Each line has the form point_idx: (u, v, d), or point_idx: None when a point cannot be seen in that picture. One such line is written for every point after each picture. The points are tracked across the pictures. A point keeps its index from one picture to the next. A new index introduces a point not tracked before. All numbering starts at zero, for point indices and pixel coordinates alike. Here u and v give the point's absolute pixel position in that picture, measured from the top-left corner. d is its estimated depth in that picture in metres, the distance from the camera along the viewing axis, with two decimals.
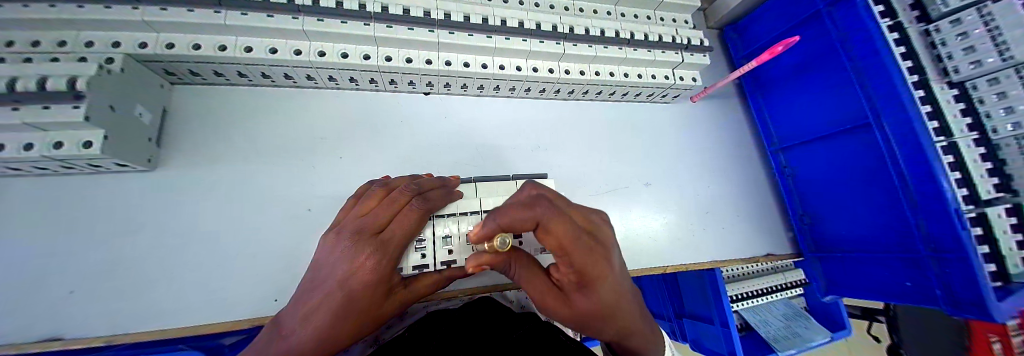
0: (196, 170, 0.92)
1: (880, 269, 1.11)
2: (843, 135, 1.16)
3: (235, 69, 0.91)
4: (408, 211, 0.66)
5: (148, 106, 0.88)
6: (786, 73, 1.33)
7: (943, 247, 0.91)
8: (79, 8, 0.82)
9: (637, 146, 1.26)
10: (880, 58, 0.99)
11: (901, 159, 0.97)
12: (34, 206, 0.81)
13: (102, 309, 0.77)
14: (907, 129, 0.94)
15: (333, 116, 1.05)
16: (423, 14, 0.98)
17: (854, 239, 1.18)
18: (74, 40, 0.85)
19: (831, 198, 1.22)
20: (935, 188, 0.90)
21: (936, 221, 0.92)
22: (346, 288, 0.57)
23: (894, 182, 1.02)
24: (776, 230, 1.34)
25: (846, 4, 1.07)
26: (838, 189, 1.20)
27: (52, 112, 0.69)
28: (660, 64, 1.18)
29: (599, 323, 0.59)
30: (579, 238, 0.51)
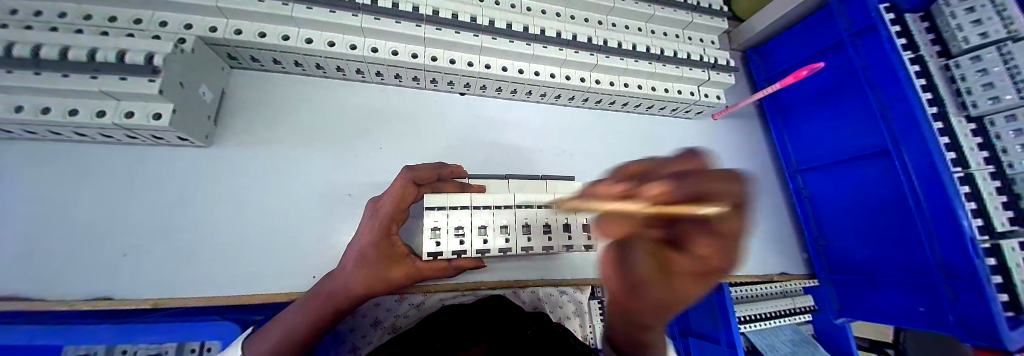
0: (247, 148, 0.98)
1: (891, 294, 1.12)
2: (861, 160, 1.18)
3: (292, 58, 0.98)
4: (402, 187, 0.72)
5: (211, 86, 0.94)
6: (804, 98, 1.38)
7: (956, 274, 0.94)
8: None
9: (658, 158, 1.30)
10: (903, 89, 1.02)
11: (916, 186, 0.99)
12: (94, 169, 0.86)
13: (146, 273, 0.81)
14: (925, 158, 0.97)
15: (374, 108, 1.11)
16: (469, 19, 1.05)
17: (867, 262, 1.19)
18: (150, 19, 0.91)
19: (845, 220, 1.24)
20: (952, 218, 0.92)
21: (952, 248, 0.93)
22: (360, 259, 0.68)
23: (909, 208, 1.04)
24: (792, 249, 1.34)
25: (873, 36, 1.12)
26: (853, 212, 1.22)
27: (126, 82, 0.74)
28: (687, 81, 1.23)
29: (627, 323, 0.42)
30: (663, 263, 0.25)
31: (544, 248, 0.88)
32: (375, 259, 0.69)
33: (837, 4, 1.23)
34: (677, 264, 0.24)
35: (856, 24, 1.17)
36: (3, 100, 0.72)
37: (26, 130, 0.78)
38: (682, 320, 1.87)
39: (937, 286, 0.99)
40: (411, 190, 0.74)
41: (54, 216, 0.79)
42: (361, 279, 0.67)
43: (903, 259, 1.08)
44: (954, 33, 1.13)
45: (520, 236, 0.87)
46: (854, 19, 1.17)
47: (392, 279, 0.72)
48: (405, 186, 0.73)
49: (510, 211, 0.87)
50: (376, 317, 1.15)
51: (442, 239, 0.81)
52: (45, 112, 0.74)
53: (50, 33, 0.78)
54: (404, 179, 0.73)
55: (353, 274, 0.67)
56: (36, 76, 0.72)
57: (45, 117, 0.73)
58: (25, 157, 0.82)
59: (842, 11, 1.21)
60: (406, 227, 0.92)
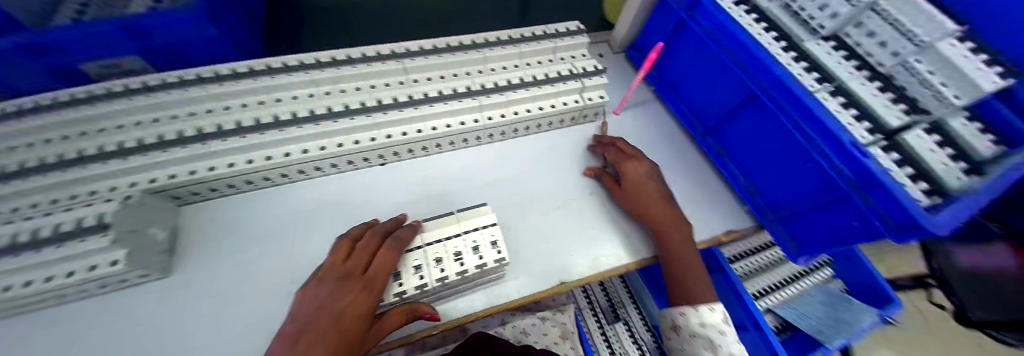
0: (194, 271, 1.07)
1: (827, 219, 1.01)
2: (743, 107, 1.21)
3: (224, 182, 1.16)
4: (346, 241, 0.97)
5: (164, 226, 1.09)
6: (681, 72, 1.49)
7: (857, 178, 0.85)
8: (101, 163, 1.05)
9: (576, 163, 1.41)
10: (742, 40, 1.11)
11: (790, 110, 1.00)
12: (47, 330, 0.90)
13: None
14: (784, 85, 1.01)
15: (309, 200, 1.26)
16: (360, 105, 1.22)
17: (797, 197, 1.12)
18: (93, 189, 1.05)
19: (761, 163, 1.22)
20: (827, 126, 0.90)
21: (844, 154, 0.87)
22: (343, 322, 0.80)
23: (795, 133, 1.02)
24: (730, 205, 1.34)
25: (701, 9, 1.25)
26: (762, 153, 1.20)
27: (79, 245, 0.89)
28: (567, 93, 1.34)
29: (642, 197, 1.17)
30: (622, 158, 1.28)
31: (458, 273, 0.99)
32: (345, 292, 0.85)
33: None
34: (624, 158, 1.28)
35: (686, 1, 1.30)
36: None
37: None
38: None
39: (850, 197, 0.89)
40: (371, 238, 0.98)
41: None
42: (340, 345, 0.77)
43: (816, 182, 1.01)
44: None
45: (433, 269, 0.99)
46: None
47: (358, 343, 0.81)
48: (390, 249, 0.94)
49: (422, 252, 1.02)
50: None
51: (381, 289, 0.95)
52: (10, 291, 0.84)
53: (19, 223, 0.92)
54: (347, 240, 0.98)
55: (331, 338, 0.76)
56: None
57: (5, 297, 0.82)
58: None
59: None
60: None
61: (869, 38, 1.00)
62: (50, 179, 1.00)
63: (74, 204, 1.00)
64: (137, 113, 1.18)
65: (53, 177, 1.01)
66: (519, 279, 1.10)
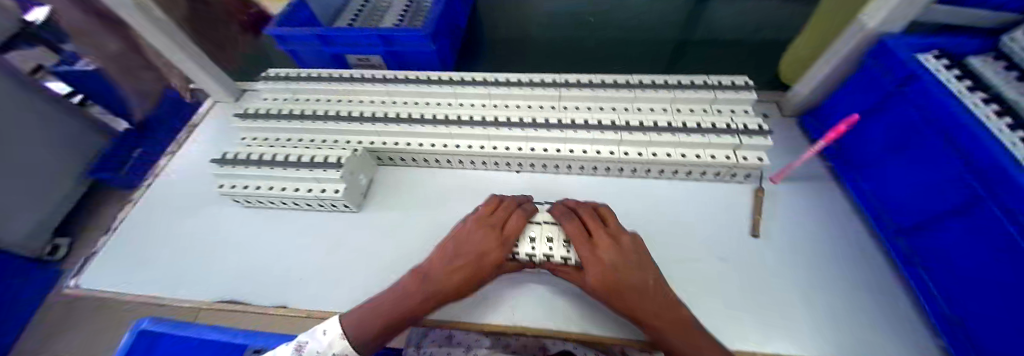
0: (375, 215, 1.44)
1: None
2: (952, 201, 0.95)
3: (410, 156, 1.52)
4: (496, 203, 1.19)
5: (367, 175, 1.53)
6: (878, 152, 1.26)
7: None
8: (347, 124, 1.55)
9: (706, 219, 1.32)
10: (957, 117, 0.93)
11: (1013, 221, 0.76)
12: (313, 224, 1.47)
13: (320, 289, 1.24)
14: (997, 167, 0.79)
15: (456, 185, 1.51)
16: (519, 119, 1.45)
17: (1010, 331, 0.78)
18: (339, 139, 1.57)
19: (970, 281, 0.91)
20: None
21: None
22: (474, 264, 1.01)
23: (1012, 235, 0.76)
24: (915, 333, 1.03)
25: (911, 81, 1.09)
26: (972, 266, 0.90)
27: (321, 172, 1.36)
28: (718, 146, 1.30)
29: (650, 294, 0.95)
30: (592, 226, 1.09)
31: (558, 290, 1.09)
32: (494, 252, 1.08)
33: (871, 60, 1.26)
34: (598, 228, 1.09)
35: (897, 75, 1.14)
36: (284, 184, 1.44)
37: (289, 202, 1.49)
38: None
39: None
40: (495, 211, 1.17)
41: (285, 248, 1.40)
42: (470, 279, 1.00)
43: None
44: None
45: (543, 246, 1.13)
46: (888, 69, 1.18)
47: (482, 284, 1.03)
48: (519, 217, 1.12)
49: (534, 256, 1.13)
50: None
51: None
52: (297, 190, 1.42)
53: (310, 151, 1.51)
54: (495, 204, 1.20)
55: (463, 273, 1.00)
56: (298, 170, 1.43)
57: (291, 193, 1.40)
58: (282, 215, 1.53)
59: (878, 65, 1.23)
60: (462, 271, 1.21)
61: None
62: (324, 126, 1.58)
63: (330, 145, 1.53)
64: (374, 94, 1.69)
65: (325, 125, 1.57)
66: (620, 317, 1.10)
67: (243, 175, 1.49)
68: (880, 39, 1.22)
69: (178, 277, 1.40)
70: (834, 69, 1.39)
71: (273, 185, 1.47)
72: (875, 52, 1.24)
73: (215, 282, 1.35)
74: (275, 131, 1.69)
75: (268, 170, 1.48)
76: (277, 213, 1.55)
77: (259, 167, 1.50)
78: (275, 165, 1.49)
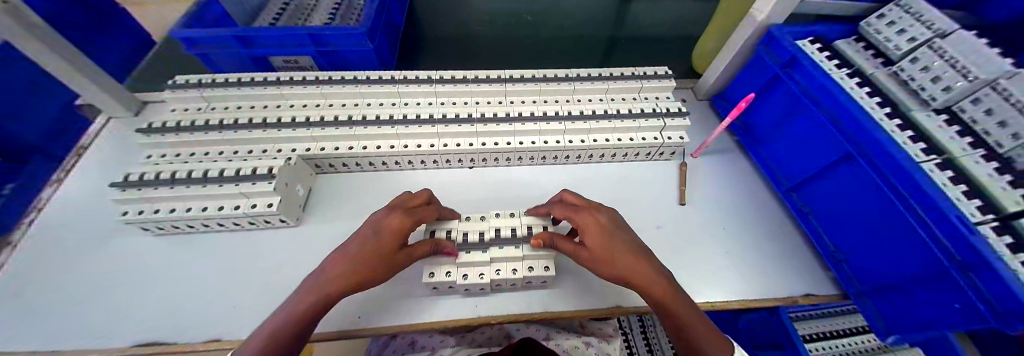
0: (320, 226, 1.35)
1: (924, 300, 0.91)
2: (832, 165, 1.19)
3: (354, 160, 1.44)
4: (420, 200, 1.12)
5: (305, 186, 1.42)
6: (768, 126, 1.51)
7: (966, 259, 0.78)
8: (279, 131, 1.42)
9: (645, 195, 1.45)
10: (837, 98, 1.15)
11: (884, 169, 0.99)
12: (241, 246, 1.30)
13: (254, 315, 1.10)
14: (879, 146, 1.00)
15: (408, 186, 1.48)
16: (466, 116, 1.47)
17: (887, 268, 1.03)
18: (270, 148, 1.43)
19: (848, 226, 1.16)
20: (928, 194, 0.87)
21: (947, 227, 0.82)
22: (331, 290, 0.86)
23: (890, 197, 0.98)
24: (808, 268, 1.26)
25: (800, 67, 1.31)
26: (850, 215, 1.15)
27: (249, 186, 1.22)
28: (648, 129, 1.44)
29: (611, 259, 0.91)
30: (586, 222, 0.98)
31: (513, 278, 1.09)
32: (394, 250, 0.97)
33: (763, 48, 1.49)
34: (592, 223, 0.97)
35: (783, 60, 1.38)
36: (201, 203, 1.26)
37: (208, 224, 1.30)
38: None
39: (951, 274, 0.82)
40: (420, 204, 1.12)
41: (218, 276, 1.23)
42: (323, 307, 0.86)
43: (913, 254, 0.93)
44: (887, 44, 1.28)
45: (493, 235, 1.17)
46: (780, 56, 1.40)
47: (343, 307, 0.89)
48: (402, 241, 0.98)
49: (487, 252, 1.09)
50: None
51: (455, 235, 1.15)
52: (219, 209, 1.24)
53: (234, 165, 1.35)
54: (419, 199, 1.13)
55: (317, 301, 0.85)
56: (222, 187, 1.24)
57: (208, 214, 1.22)
58: (205, 240, 1.34)
59: (769, 52, 1.46)
60: (412, 276, 1.20)
61: (987, 114, 0.96)
62: (253, 135, 1.43)
63: (258, 156, 1.39)
64: (310, 98, 1.59)
65: (254, 134, 1.42)
66: (576, 294, 1.18)
67: (152, 198, 1.25)
68: (769, 29, 1.46)
69: (65, 333, 1.12)
70: (736, 55, 1.60)
71: (191, 205, 1.27)
72: (765, 40, 1.48)
73: (127, 330, 1.12)
74: (190, 145, 1.49)
75: (182, 190, 1.26)
76: (204, 238, 1.36)
77: (173, 187, 1.28)
78: (191, 183, 1.28)
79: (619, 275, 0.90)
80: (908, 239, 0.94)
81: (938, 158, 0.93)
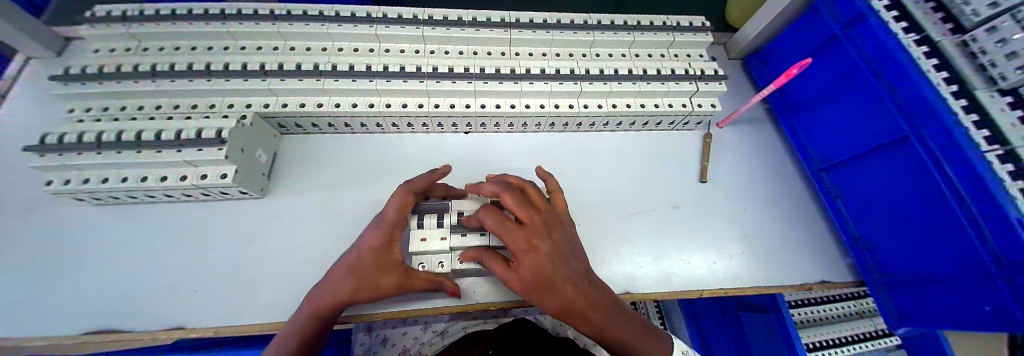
0: (290, 198, 1.16)
1: (955, 295, 0.88)
2: (882, 148, 1.05)
3: (326, 120, 1.20)
4: (404, 196, 0.85)
5: (266, 150, 1.18)
6: (811, 97, 1.33)
7: (1017, 265, 0.71)
8: (228, 82, 1.15)
9: (662, 171, 1.30)
10: (902, 65, 0.95)
11: (943, 161, 0.84)
12: (194, 221, 1.10)
13: (215, 303, 0.95)
14: (941, 127, 0.84)
15: (394, 153, 1.28)
16: (463, 70, 1.20)
17: (916, 260, 0.98)
18: (221, 103, 1.17)
19: (881, 214, 1.08)
20: (987, 188, 0.74)
21: (1001, 231, 0.73)
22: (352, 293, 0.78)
23: (940, 188, 0.87)
24: (823, 254, 1.21)
25: (863, 25, 1.08)
26: (886, 203, 1.06)
27: (192, 152, 0.98)
28: (675, 94, 1.24)
29: (541, 289, 0.67)
30: (512, 230, 0.71)
31: None
32: (366, 269, 0.79)
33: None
34: (522, 234, 0.71)
35: (845, 16, 1.14)
36: (135, 173, 1.02)
37: (149, 195, 1.07)
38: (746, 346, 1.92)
39: (995, 278, 0.77)
40: (411, 197, 0.87)
41: (169, 257, 1.03)
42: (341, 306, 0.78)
43: (953, 251, 0.87)
44: (959, 7, 0.91)
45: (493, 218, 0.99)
46: (842, 11, 1.14)
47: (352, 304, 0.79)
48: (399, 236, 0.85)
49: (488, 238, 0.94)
50: (406, 344, 1.27)
51: (446, 217, 0.95)
52: (162, 179, 1.02)
53: (173, 123, 1.09)
54: (403, 189, 0.87)
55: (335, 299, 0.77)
56: (162, 153, 1.00)
57: (146, 185, 0.99)
58: (145, 212, 1.11)
59: (829, 6, 1.20)
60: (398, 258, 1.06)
61: None
62: (196, 86, 1.14)
63: (208, 113, 1.14)
64: (270, 40, 1.28)
65: (197, 85, 1.15)
66: None
67: (77, 165, 0.99)
68: None
69: None
70: (788, 7, 1.33)
71: (127, 174, 1.03)
72: None
73: (53, 321, 0.91)
74: (119, 97, 1.18)
75: (113, 154, 1.01)
76: (148, 211, 1.11)
77: (101, 152, 1.02)
78: (124, 147, 1.02)
79: (548, 306, 0.69)
80: (953, 236, 0.86)
81: (1002, 147, 0.74)
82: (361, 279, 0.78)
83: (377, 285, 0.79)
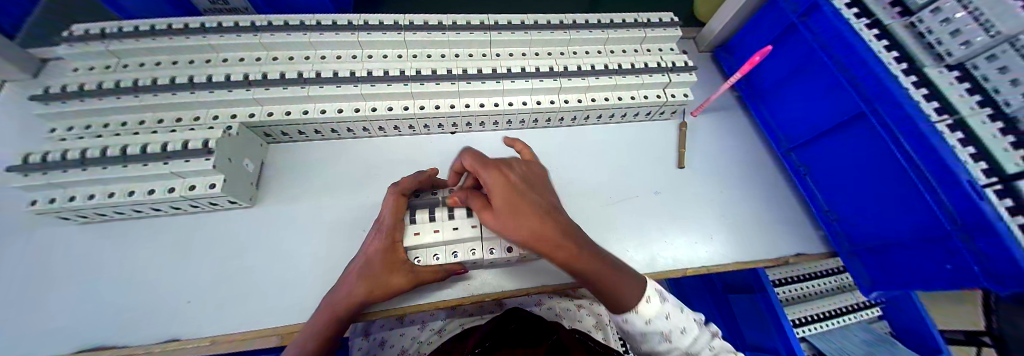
0: (281, 205, 1.17)
1: (917, 256, 0.95)
2: (842, 126, 1.12)
3: (313, 127, 1.22)
4: (395, 198, 0.88)
5: (254, 159, 1.19)
6: (776, 82, 1.40)
7: (968, 223, 0.77)
8: (213, 94, 1.16)
9: (642, 159, 1.36)
10: (855, 48, 1.02)
11: (897, 133, 0.91)
12: (183, 234, 1.10)
13: (210, 312, 0.96)
14: (893, 103, 0.91)
15: (381, 156, 1.30)
16: (446, 72, 1.24)
17: (882, 227, 1.05)
18: (206, 116, 1.18)
19: (847, 187, 1.15)
20: (937, 156, 0.81)
21: (953, 193, 0.80)
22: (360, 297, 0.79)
23: (897, 158, 0.93)
24: (796, 229, 1.28)
25: (817, 13, 1.15)
26: (850, 176, 1.13)
27: (180, 163, 0.99)
28: (650, 86, 1.30)
29: (513, 215, 0.68)
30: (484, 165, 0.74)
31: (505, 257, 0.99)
32: (373, 272, 0.80)
33: None
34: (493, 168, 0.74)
35: (800, 5, 1.22)
36: (122, 187, 1.02)
37: (137, 210, 1.07)
38: (738, 327, 1.99)
39: (951, 237, 0.83)
40: (403, 198, 0.90)
41: (160, 270, 1.03)
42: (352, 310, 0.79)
43: (913, 215, 0.93)
44: None
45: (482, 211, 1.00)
46: (798, 1, 1.22)
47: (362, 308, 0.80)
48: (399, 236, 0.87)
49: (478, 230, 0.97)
50: (403, 345, 1.28)
51: (437, 212, 0.96)
52: (150, 193, 1.02)
53: (158, 137, 1.09)
54: (394, 192, 0.90)
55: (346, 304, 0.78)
56: (149, 166, 1.01)
57: (134, 199, 1.00)
58: (133, 227, 1.11)
59: None
60: None
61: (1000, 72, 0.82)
62: (180, 99, 1.15)
63: (193, 126, 1.15)
64: (253, 51, 1.30)
65: (181, 98, 1.15)
66: None
67: (62, 183, 0.99)
68: None
69: None
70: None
71: (114, 190, 1.03)
72: None
73: (43, 342, 0.90)
74: (101, 114, 1.18)
75: (98, 170, 1.02)
76: (137, 226, 1.11)
77: (86, 169, 1.02)
78: (110, 163, 1.02)
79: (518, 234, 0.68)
80: (912, 202, 0.92)
81: (951, 117, 0.82)
82: (371, 282, 0.79)
83: (389, 285, 0.81)
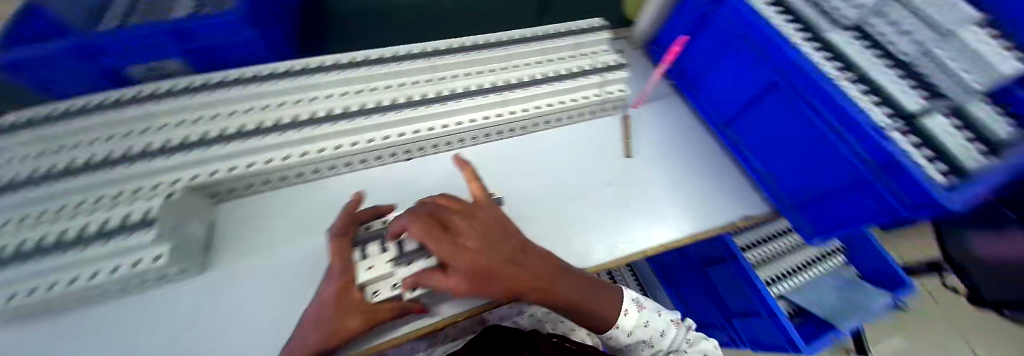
0: (236, 264, 1.13)
1: (849, 201, 1.02)
2: (762, 95, 1.22)
3: (262, 177, 1.20)
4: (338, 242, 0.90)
5: (202, 222, 1.15)
6: (700, 65, 1.52)
7: (880, 161, 0.85)
8: (147, 162, 1.11)
9: (595, 155, 1.43)
10: (755, 26, 1.13)
11: (807, 95, 1.00)
12: (115, 321, 0.97)
13: None
14: (797, 68, 1.01)
15: (338, 196, 1.29)
16: (390, 102, 1.27)
17: (813, 180, 1.14)
18: (142, 187, 1.12)
19: (777, 149, 1.24)
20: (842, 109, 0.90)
21: (861, 139, 0.88)
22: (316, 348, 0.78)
23: (812, 117, 1.02)
24: (742, 195, 1.37)
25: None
26: (778, 139, 1.22)
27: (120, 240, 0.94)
28: (588, 87, 1.38)
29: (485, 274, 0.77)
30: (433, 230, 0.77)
31: None
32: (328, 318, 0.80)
33: None
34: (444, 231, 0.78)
35: None
36: (24, 284, 0.88)
37: (51, 304, 0.93)
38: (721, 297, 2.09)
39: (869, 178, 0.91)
40: (345, 240, 0.92)
41: None
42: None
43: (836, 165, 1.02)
44: None
45: None
46: None
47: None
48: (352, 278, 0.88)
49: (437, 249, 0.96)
50: None
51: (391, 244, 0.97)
52: (67, 283, 0.89)
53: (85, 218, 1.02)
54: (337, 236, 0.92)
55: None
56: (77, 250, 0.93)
57: (46, 293, 0.87)
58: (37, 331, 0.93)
59: None
60: None
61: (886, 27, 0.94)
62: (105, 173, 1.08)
63: (128, 200, 1.08)
64: (186, 111, 1.25)
65: (107, 172, 1.09)
66: None
67: None
68: None
69: None
70: None
71: None
72: None
73: None
74: None
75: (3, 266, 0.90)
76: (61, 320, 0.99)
77: None
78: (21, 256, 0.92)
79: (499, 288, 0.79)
80: (832, 153, 1.01)
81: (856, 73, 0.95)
82: (323, 328, 0.79)
83: (343, 328, 0.81)
